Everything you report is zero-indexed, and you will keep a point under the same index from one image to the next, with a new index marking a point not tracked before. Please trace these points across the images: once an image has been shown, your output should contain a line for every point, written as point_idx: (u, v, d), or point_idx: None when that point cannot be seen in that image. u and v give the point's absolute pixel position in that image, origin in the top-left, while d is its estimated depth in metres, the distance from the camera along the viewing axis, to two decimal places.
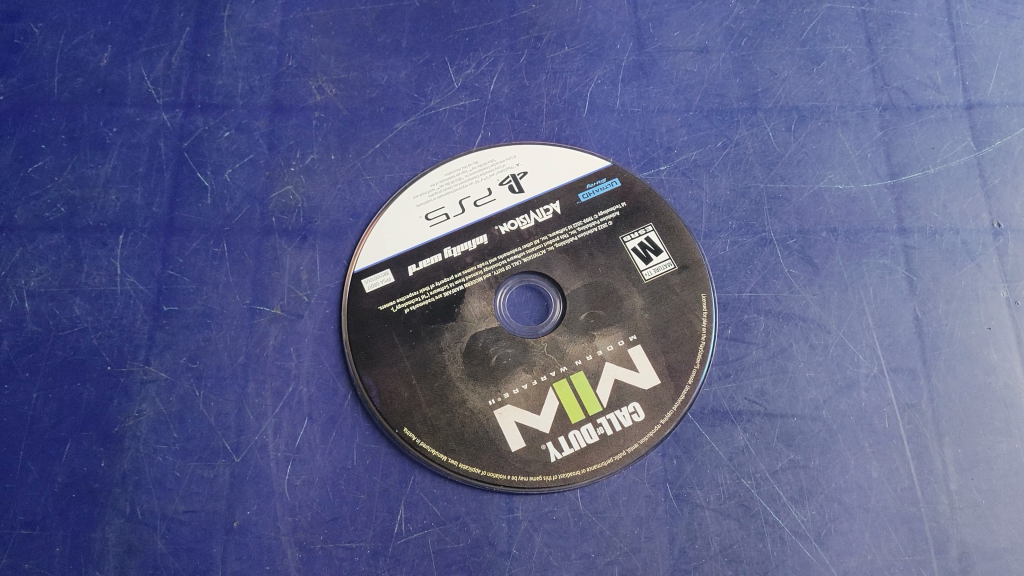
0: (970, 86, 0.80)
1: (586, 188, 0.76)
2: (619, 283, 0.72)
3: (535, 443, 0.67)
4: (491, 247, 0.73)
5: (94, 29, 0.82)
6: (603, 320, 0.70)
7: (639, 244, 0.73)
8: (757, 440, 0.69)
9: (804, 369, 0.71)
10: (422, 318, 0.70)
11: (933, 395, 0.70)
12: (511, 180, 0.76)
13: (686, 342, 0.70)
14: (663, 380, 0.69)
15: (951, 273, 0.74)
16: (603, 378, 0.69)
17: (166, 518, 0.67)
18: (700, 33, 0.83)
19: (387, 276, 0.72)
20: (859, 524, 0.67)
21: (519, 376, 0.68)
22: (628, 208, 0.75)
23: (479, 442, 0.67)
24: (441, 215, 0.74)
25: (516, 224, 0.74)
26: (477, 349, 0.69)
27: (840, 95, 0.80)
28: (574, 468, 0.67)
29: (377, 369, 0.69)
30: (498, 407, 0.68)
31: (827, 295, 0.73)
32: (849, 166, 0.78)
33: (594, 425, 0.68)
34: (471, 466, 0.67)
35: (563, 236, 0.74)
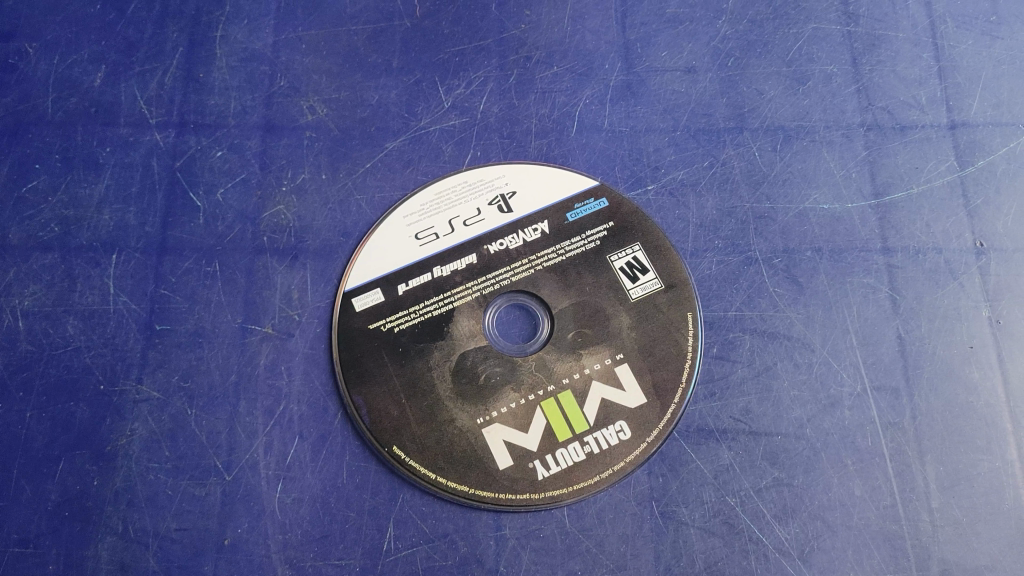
0: (953, 106, 0.81)
1: (574, 207, 0.76)
2: (606, 302, 0.73)
3: (522, 462, 0.68)
4: (480, 267, 0.74)
5: (88, 49, 0.83)
6: (589, 339, 0.71)
7: (626, 263, 0.74)
8: (742, 458, 0.70)
9: (789, 387, 0.72)
10: (411, 338, 0.71)
11: (916, 413, 0.71)
12: (500, 200, 0.77)
13: (672, 361, 0.71)
14: (649, 399, 0.70)
15: (933, 292, 0.75)
16: (591, 396, 0.70)
17: (157, 536, 0.68)
18: (687, 53, 0.84)
19: (377, 295, 0.73)
20: (842, 542, 0.67)
21: (506, 395, 0.69)
22: (615, 227, 0.76)
23: (467, 460, 0.68)
24: (431, 235, 0.75)
25: (505, 243, 0.75)
26: (466, 368, 0.70)
27: (825, 115, 0.81)
28: (561, 486, 0.68)
29: (367, 388, 0.70)
30: (486, 425, 0.69)
31: (811, 314, 0.74)
32: (833, 185, 0.79)
33: (581, 444, 0.68)
34: (459, 484, 0.68)
35: (551, 255, 0.74)
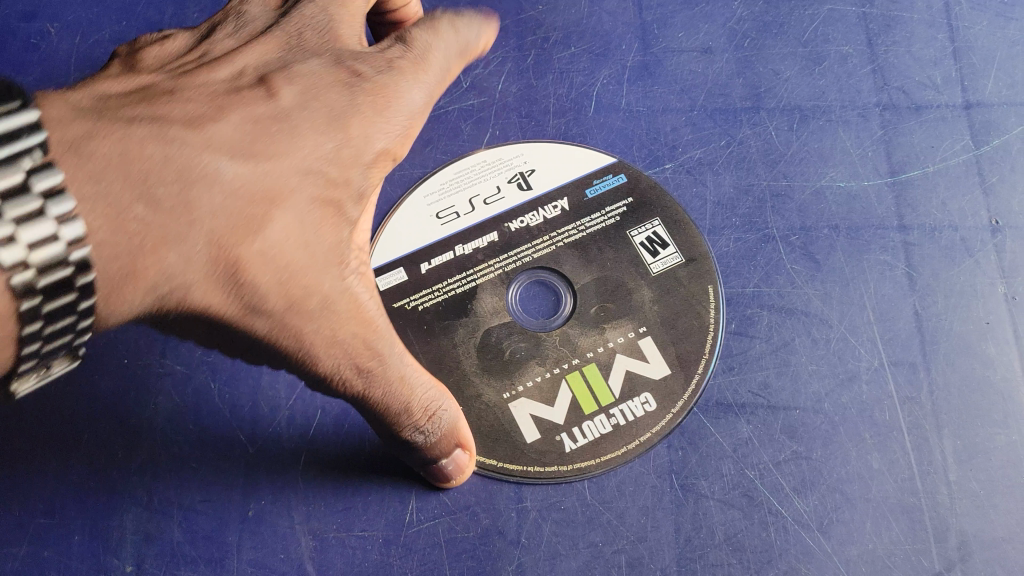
0: (968, 86, 0.82)
1: (593, 183, 0.79)
2: (628, 276, 0.75)
3: (549, 435, 0.70)
4: (502, 244, 0.77)
5: (109, 29, 0.84)
6: (611, 313, 0.74)
7: (646, 238, 0.76)
8: (761, 431, 0.71)
9: (807, 362, 0.73)
10: (436, 316, 0.74)
11: (933, 388, 0.72)
12: (519, 178, 0.79)
13: (693, 331, 0.73)
14: (673, 370, 0.72)
15: (949, 269, 0.75)
16: (615, 369, 0.72)
17: (182, 507, 0.68)
18: (704, 34, 0.85)
19: (400, 275, 0.75)
20: (860, 514, 0.68)
21: (531, 369, 0.72)
22: (634, 203, 0.78)
23: (495, 434, 0.70)
24: (452, 214, 0.78)
25: (525, 220, 0.78)
26: (490, 344, 0.73)
27: (841, 95, 0.82)
28: (589, 458, 0.70)
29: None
30: (513, 399, 0.71)
31: (829, 290, 0.75)
32: (849, 164, 0.79)
33: (606, 416, 0.71)
34: (489, 457, 0.70)
35: (572, 231, 0.77)
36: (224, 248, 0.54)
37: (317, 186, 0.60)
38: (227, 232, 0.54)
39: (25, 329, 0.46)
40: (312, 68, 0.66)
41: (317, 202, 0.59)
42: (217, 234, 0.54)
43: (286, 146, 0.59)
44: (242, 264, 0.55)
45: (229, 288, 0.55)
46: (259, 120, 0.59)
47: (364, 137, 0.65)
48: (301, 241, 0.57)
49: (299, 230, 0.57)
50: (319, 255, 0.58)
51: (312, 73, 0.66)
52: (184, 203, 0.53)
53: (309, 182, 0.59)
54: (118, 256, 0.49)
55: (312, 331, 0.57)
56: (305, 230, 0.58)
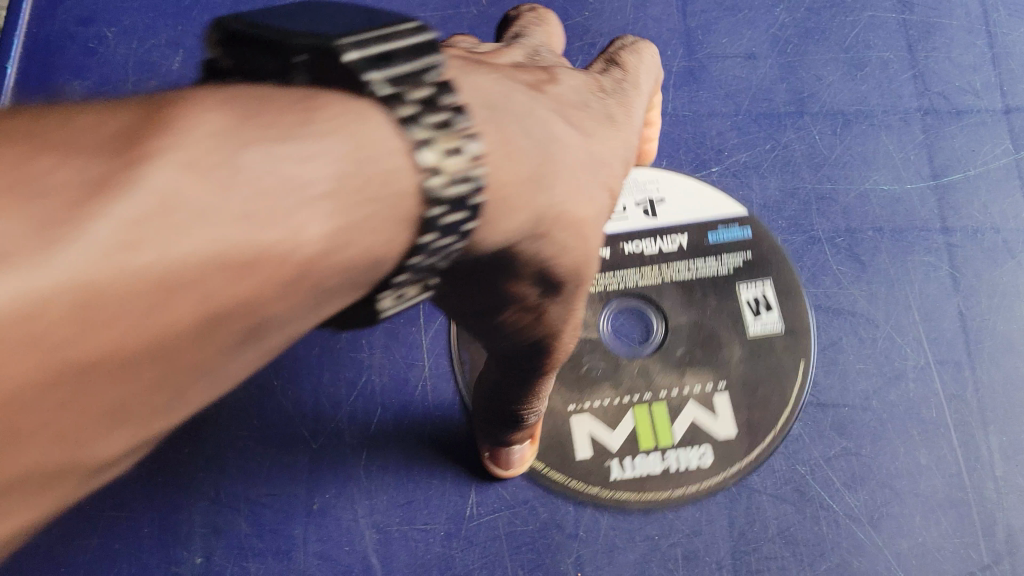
0: (1008, 91, 0.83)
1: (716, 230, 0.79)
2: (725, 330, 0.75)
3: (600, 457, 0.72)
4: (610, 265, 0.78)
5: (165, 33, 0.85)
6: (696, 360, 0.74)
7: (754, 297, 0.76)
8: (811, 428, 0.73)
9: (854, 361, 0.75)
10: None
11: (978, 386, 0.74)
12: (647, 204, 0.80)
13: (773, 402, 0.73)
14: (739, 435, 0.72)
15: (991, 270, 0.77)
16: (682, 415, 0.73)
17: (248, 501, 0.70)
18: (747, 40, 0.86)
19: None
20: (910, 508, 0.70)
21: (602, 390, 0.73)
22: (751, 259, 0.78)
23: (549, 441, 0.72)
24: None
25: (639, 247, 0.78)
26: (574, 354, 0.74)
27: (883, 100, 0.84)
28: (631, 492, 0.71)
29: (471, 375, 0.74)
30: (576, 413, 0.72)
31: (874, 291, 0.77)
32: (892, 168, 0.81)
33: (660, 457, 0.72)
34: (536, 462, 0.71)
35: (683, 270, 0.77)
36: (594, 210, 0.39)
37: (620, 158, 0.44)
38: (585, 177, 0.38)
39: (418, 246, 0.27)
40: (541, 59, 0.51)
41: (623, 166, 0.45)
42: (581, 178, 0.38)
43: None
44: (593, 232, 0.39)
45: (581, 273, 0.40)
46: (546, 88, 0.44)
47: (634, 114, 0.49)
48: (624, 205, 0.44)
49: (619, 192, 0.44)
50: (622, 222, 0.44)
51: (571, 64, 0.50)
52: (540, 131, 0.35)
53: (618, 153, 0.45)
54: (507, 179, 0.32)
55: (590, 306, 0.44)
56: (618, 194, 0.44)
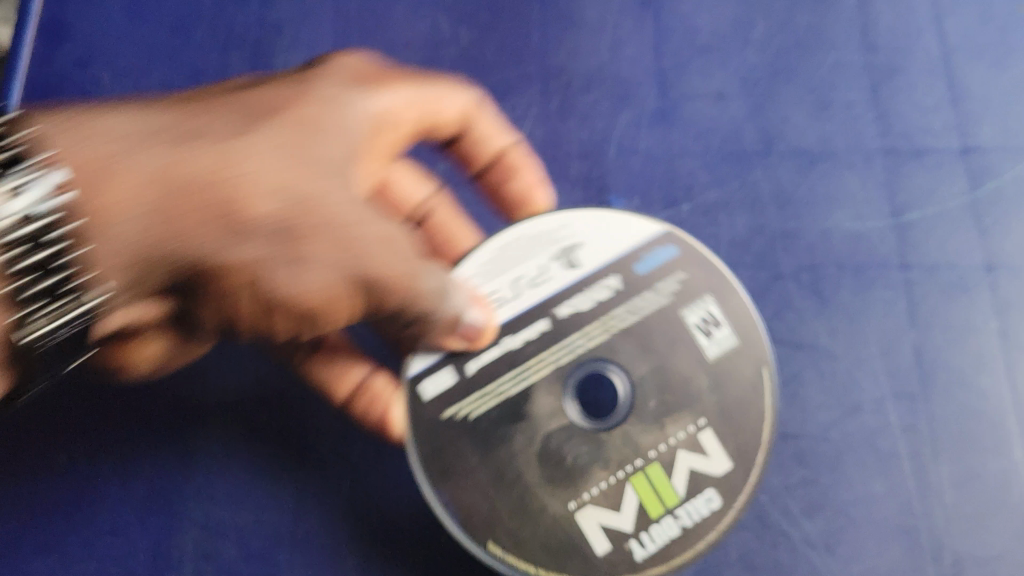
0: (966, 132, 0.87)
1: (643, 256, 0.76)
2: (683, 363, 0.73)
3: (619, 542, 0.70)
4: (551, 335, 0.74)
5: (159, 75, 0.90)
6: (670, 406, 0.72)
7: (700, 319, 0.74)
8: (772, 458, 0.77)
9: (814, 393, 0.79)
10: (492, 424, 0.72)
11: (931, 417, 0.77)
12: (565, 257, 0.76)
13: (750, 415, 0.72)
14: (734, 462, 0.71)
15: (947, 306, 0.81)
16: (677, 468, 0.71)
17: (236, 528, 0.79)
18: (717, 80, 0.90)
19: (447, 378, 0.74)
20: (863, 535, 0.75)
21: (595, 476, 0.71)
22: (685, 278, 0.76)
23: (564, 547, 0.70)
24: (496, 300, 0.75)
25: (575, 305, 0.75)
26: (551, 451, 0.71)
27: (847, 139, 0.87)
28: (660, 565, 0.69)
29: (455, 488, 0.71)
30: (579, 509, 0.70)
31: (835, 325, 0.81)
32: (854, 206, 0.85)
33: (673, 518, 0.70)
34: (558, 573, 0.69)
35: (627, 313, 0.75)
36: (265, 175, 0.63)
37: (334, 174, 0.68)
38: (211, 169, 0.62)
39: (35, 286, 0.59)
40: (365, 67, 0.78)
41: (323, 173, 0.67)
42: (272, 178, 0.64)
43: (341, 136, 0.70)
44: (306, 201, 0.64)
45: (285, 226, 0.63)
46: (291, 121, 0.68)
47: (366, 137, 0.72)
48: (326, 193, 0.66)
49: (313, 178, 0.66)
50: (343, 206, 0.66)
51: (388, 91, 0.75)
52: (150, 177, 0.60)
53: (316, 155, 0.67)
54: (192, 199, 0.61)
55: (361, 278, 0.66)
56: (320, 183, 0.66)
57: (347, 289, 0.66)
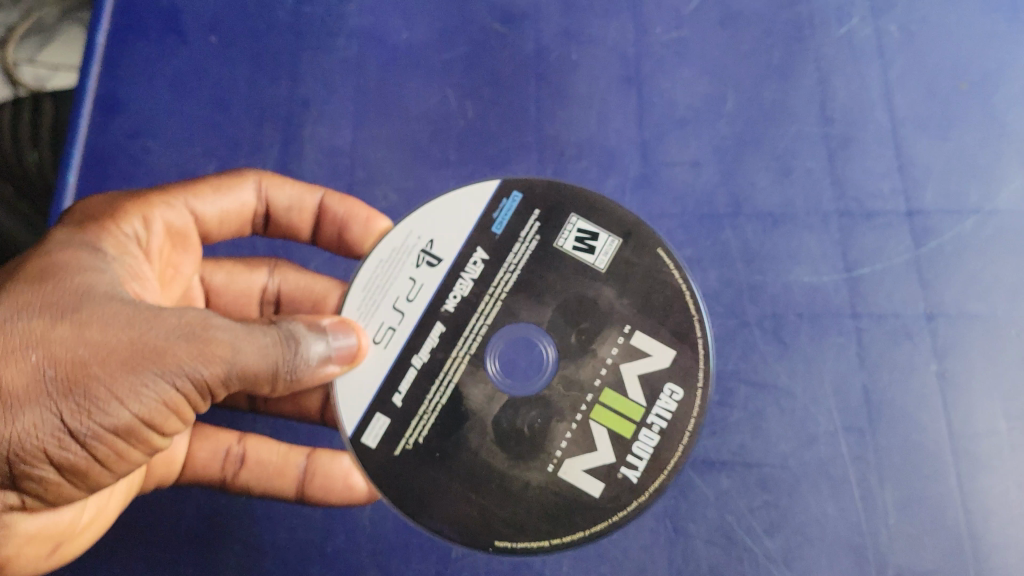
0: (911, 196, 0.99)
1: (495, 219, 0.84)
2: (585, 287, 0.81)
3: (611, 475, 0.77)
4: (451, 331, 0.80)
5: (201, 145, 1.03)
6: (591, 332, 0.80)
7: (574, 242, 0.83)
8: (737, 484, 0.90)
9: (775, 426, 0.91)
10: (440, 438, 0.78)
11: (877, 448, 0.90)
12: (425, 257, 0.82)
13: (663, 295, 0.81)
14: (678, 348, 0.79)
15: (893, 350, 0.93)
16: (628, 381, 0.79)
17: (274, 543, 0.91)
18: (693, 149, 1.02)
19: (382, 420, 0.78)
20: (817, 551, 0.87)
21: (558, 430, 0.78)
22: (543, 212, 0.84)
23: (565, 509, 0.76)
24: (385, 331, 0.81)
25: (457, 294, 0.81)
26: (508, 431, 0.78)
27: (806, 202, 0.99)
28: (656, 472, 0.77)
29: (437, 511, 0.76)
30: (559, 468, 0.77)
31: (794, 367, 0.93)
32: (812, 262, 0.97)
33: (647, 427, 0.78)
34: (572, 532, 0.76)
35: (508, 274, 0.82)
36: (47, 338, 0.63)
37: (101, 287, 0.68)
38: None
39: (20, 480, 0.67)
40: (116, 195, 0.81)
41: (89, 296, 0.67)
42: (49, 342, 0.63)
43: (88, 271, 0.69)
44: (76, 358, 0.64)
45: (66, 389, 0.63)
46: (33, 274, 0.67)
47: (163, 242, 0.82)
48: (106, 322, 0.65)
49: (90, 317, 0.65)
50: (133, 322, 0.66)
51: (198, 200, 0.87)
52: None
53: (62, 294, 0.66)
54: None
55: (197, 377, 0.68)
56: (101, 320, 0.66)
57: (179, 397, 0.69)
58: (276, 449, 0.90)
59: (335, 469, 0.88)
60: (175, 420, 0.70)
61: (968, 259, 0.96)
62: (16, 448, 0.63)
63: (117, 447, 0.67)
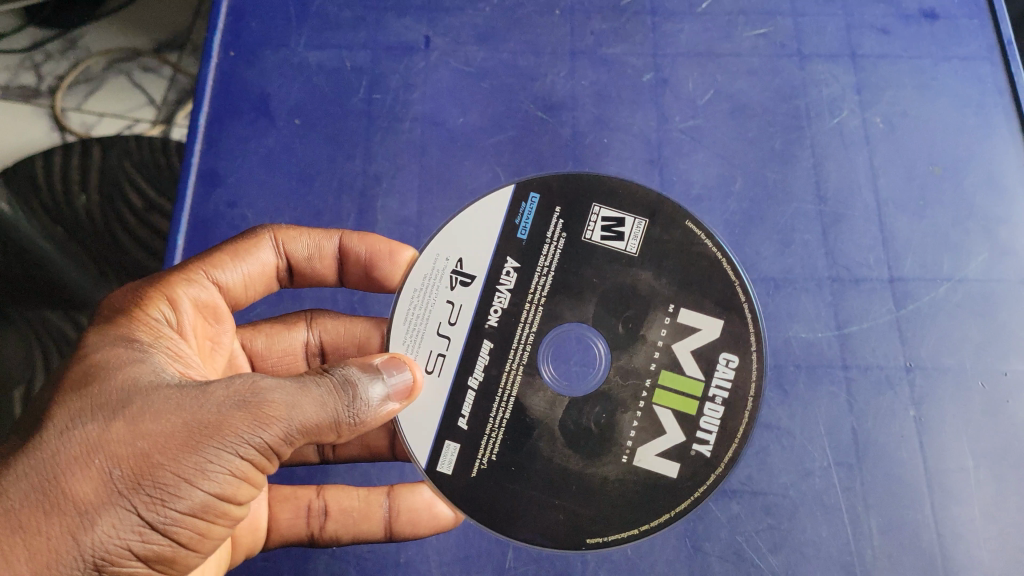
0: (893, 265, 1.16)
1: (519, 223, 0.99)
2: (623, 274, 0.97)
3: (684, 452, 0.93)
4: (500, 346, 0.96)
5: (288, 214, 1.21)
6: (636, 320, 0.96)
7: (601, 231, 0.98)
8: (746, 509, 1.06)
9: (778, 461, 1.08)
10: (512, 453, 0.93)
11: (864, 480, 1.06)
12: (457, 278, 0.98)
13: (698, 264, 0.97)
14: (721, 315, 0.96)
15: (877, 397, 1.10)
16: (685, 360, 0.95)
17: (355, 555, 1.07)
18: (709, 221, 1.19)
19: (454, 445, 0.94)
20: (814, 567, 1.03)
21: (626, 425, 0.94)
22: (564, 209, 1.00)
23: (647, 497, 0.92)
24: (437, 357, 0.95)
25: (497, 306, 0.97)
26: (577, 433, 0.94)
27: (804, 270, 1.17)
28: (726, 440, 0.93)
29: (525, 522, 0.91)
30: (634, 458, 0.93)
31: (794, 411, 1.10)
32: (809, 321, 1.14)
33: (710, 402, 0.94)
34: (658, 516, 0.92)
35: (543, 276, 0.97)
36: (106, 441, 0.71)
37: (145, 378, 0.76)
38: (48, 477, 0.69)
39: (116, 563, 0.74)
40: (139, 284, 0.90)
41: (137, 390, 0.74)
42: (110, 445, 0.71)
43: (132, 363, 0.77)
44: (136, 452, 0.71)
45: (135, 483, 0.71)
46: (80, 380, 0.75)
47: (193, 316, 0.91)
48: (157, 413, 0.73)
49: (141, 411, 0.73)
50: (184, 406, 0.74)
51: (222, 269, 0.98)
52: (62, 467, 0.70)
53: (110, 394, 0.73)
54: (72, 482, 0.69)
55: (257, 442, 0.76)
56: (152, 412, 0.73)
57: (245, 465, 0.76)
58: (354, 496, 1.04)
59: (417, 503, 1.03)
60: (247, 486, 0.78)
61: (941, 320, 1.13)
62: (103, 551, 0.70)
63: (193, 519, 0.74)
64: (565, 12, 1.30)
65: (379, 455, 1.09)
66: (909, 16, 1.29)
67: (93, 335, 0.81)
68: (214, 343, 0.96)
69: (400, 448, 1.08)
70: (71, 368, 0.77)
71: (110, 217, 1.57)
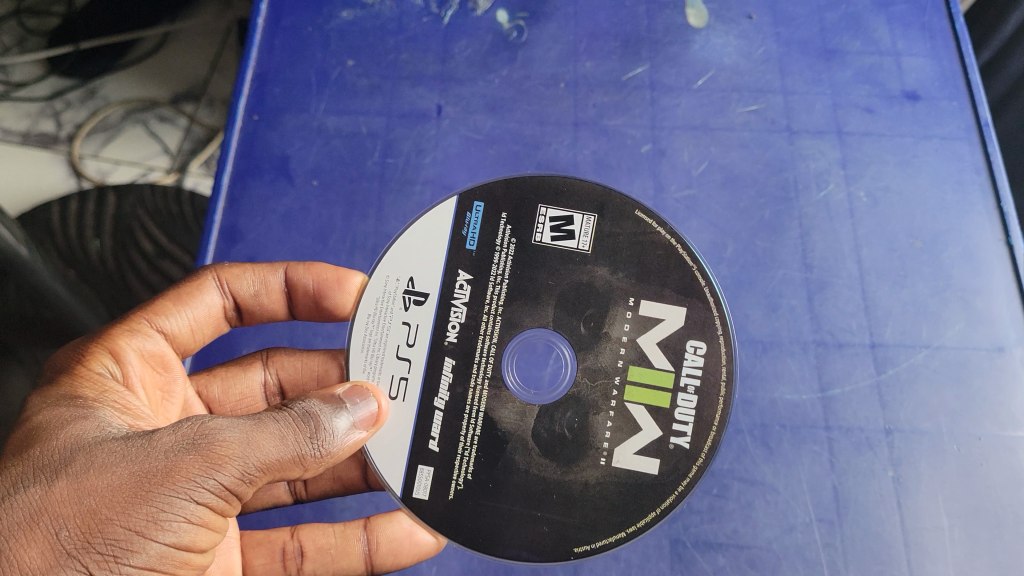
0: (875, 332, 1.23)
1: (466, 233, 1.06)
2: (580, 273, 1.04)
3: (663, 447, 0.98)
4: (462, 361, 1.01)
5: None
6: (598, 317, 1.02)
7: (550, 233, 1.05)
8: (732, 561, 1.12)
9: (762, 516, 1.14)
10: (487, 470, 0.98)
11: (844, 536, 1.13)
12: (409, 299, 1.03)
13: (653, 252, 1.04)
14: (682, 303, 1.03)
15: (855, 457, 1.16)
16: (653, 351, 1.01)
17: None
18: None
19: (427, 468, 0.99)
20: None
21: (602, 429, 0.99)
22: (509, 214, 1.07)
23: (631, 500, 0.97)
24: (398, 381, 1.01)
25: (454, 322, 1.02)
26: (549, 444, 0.99)
27: (790, 333, 1.24)
28: (704, 428, 0.99)
29: (510, 539, 0.97)
30: (613, 462, 0.98)
31: (777, 468, 1.16)
32: (794, 383, 1.21)
33: (683, 391, 1.00)
34: (647, 513, 0.97)
35: (498, 284, 1.04)
36: (51, 502, 0.75)
37: (90, 435, 0.80)
38: None
39: None
40: (84, 340, 0.95)
41: (81, 448, 0.79)
42: (55, 507, 0.75)
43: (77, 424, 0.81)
44: (83, 508, 0.75)
45: (83, 540, 0.74)
46: (27, 444, 0.80)
47: (142, 367, 0.97)
48: (103, 467, 0.77)
49: (85, 468, 0.77)
50: (131, 458, 0.78)
51: (166, 317, 1.04)
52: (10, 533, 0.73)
53: (54, 456, 0.78)
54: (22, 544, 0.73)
55: (211, 484, 0.79)
56: (97, 468, 0.77)
57: (201, 509, 0.79)
58: (330, 532, 1.09)
59: (398, 532, 1.07)
60: (207, 532, 0.81)
61: (919, 385, 1.20)
62: None
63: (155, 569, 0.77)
64: (569, 85, 1.38)
65: (355, 487, 1.15)
66: (892, 96, 1.37)
67: (42, 398, 0.86)
68: (165, 393, 1.03)
69: (371, 478, 1.13)
70: (18, 435, 0.82)
71: (122, 261, 1.64)
